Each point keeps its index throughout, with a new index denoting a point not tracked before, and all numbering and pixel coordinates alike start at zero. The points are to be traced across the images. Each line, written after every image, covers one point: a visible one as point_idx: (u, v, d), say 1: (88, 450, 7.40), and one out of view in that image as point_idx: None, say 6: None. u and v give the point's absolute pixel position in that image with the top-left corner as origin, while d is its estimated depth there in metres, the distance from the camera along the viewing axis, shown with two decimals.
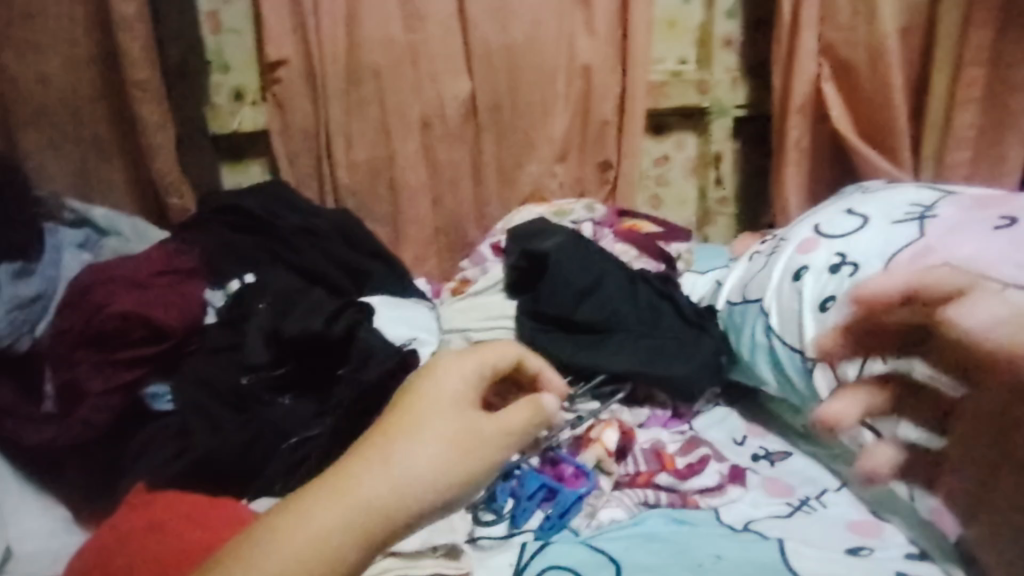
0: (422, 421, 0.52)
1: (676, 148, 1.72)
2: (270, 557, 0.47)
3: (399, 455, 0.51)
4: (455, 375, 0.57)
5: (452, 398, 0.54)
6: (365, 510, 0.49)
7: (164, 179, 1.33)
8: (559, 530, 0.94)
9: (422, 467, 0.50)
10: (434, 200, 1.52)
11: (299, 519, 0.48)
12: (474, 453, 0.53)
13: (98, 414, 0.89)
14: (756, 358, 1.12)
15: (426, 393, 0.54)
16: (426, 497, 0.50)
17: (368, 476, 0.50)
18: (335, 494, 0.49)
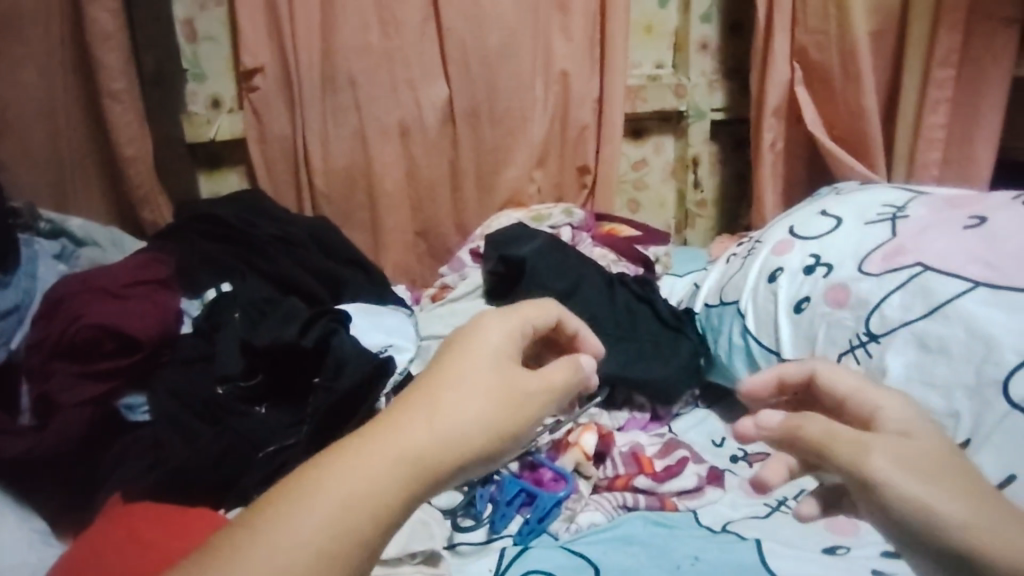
0: (465, 374, 0.50)
1: (653, 151, 1.74)
2: (312, 505, 0.43)
3: (445, 407, 0.48)
4: (494, 332, 0.54)
5: (494, 354, 0.52)
6: (412, 460, 0.45)
7: (140, 188, 1.33)
8: (539, 533, 0.95)
9: (468, 417, 0.48)
10: (413, 206, 1.52)
11: (341, 466, 0.45)
12: (519, 408, 0.50)
13: (74, 426, 0.87)
14: (734, 359, 1.13)
15: (466, 351, 0.52)
16: (473, 449, 0.47)
17: (413, 425, 0.47)
18: (381, 444, 0.46)
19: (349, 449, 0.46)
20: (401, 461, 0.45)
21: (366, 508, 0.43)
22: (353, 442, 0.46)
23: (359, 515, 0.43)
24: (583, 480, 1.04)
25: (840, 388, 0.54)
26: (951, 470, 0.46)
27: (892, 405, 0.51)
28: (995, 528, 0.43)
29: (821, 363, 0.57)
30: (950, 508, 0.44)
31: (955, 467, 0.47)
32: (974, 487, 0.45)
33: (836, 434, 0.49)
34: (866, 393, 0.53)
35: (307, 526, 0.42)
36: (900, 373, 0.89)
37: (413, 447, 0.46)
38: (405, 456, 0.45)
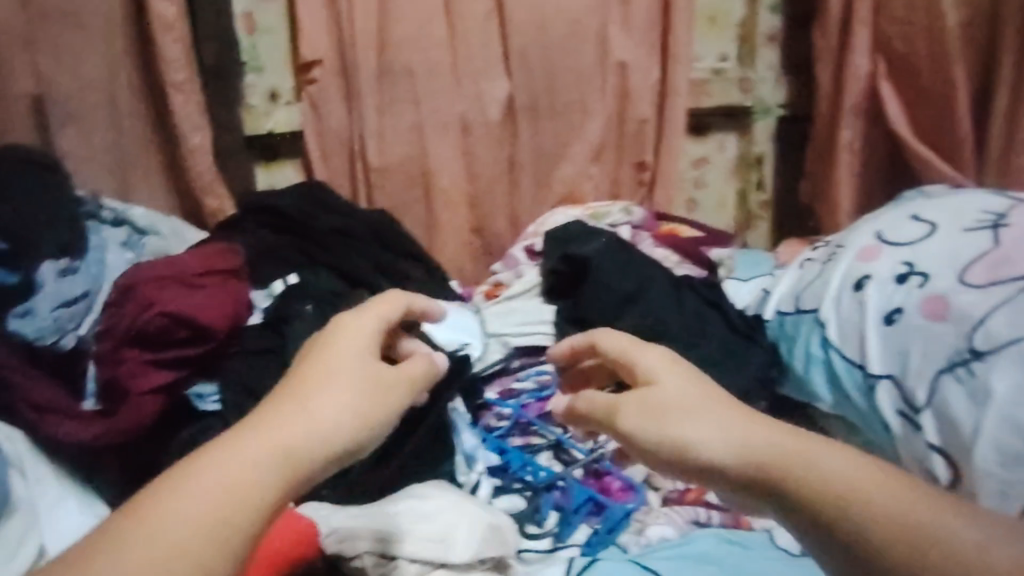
0: (330, 373, 0.60)
1: (715, 149, 1.67)
2: (193, 494, 0.50)
3: (318, 400, 0.58)
4: (351, 335, 0.65)
5: (349, 357, 0.63)
6: (288, 450, 0.54)
7: (201, 180, 1.31)
8: (607, 545, 0.92)
9: (337, 408, 0.58)
10: (472, 201, 1.48)
11: (219, 460, 0.53)
12: (379, 396, 0.61)
13: (143, 415, 0.87)
14: (812, 370, 1.14)
15: (332, 351, 0.63)
16: (340, 439, 0.57)
17: (288, 417, 0.57)
18: (256, 437, 0.54)
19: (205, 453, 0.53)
20: (258, 462, 0.53)
21: (220, 513, 0.50)
22: (210, 448, 0.54)
23: (211, 520, 0.50)
24: (651, 490, 1.01)
25: (610, 352, 0.74)
26: (706, 402, 0.63)
27: (643, 359, 0.70)
28: (733, 437, 0.60)
29: (598, 332, 0.77)
30: (703, 440, 0.60)
31: (699, 385, 0.66)
32: (721, 407, 0.63)
33: (596, 405, 0.70)
34: (630, 353, 0.72)
35: (192, 505, 0.50)
36: (1005, 397, 0.88)
37: (271, 446, 0.54)
38: (266, 457, 0.53)
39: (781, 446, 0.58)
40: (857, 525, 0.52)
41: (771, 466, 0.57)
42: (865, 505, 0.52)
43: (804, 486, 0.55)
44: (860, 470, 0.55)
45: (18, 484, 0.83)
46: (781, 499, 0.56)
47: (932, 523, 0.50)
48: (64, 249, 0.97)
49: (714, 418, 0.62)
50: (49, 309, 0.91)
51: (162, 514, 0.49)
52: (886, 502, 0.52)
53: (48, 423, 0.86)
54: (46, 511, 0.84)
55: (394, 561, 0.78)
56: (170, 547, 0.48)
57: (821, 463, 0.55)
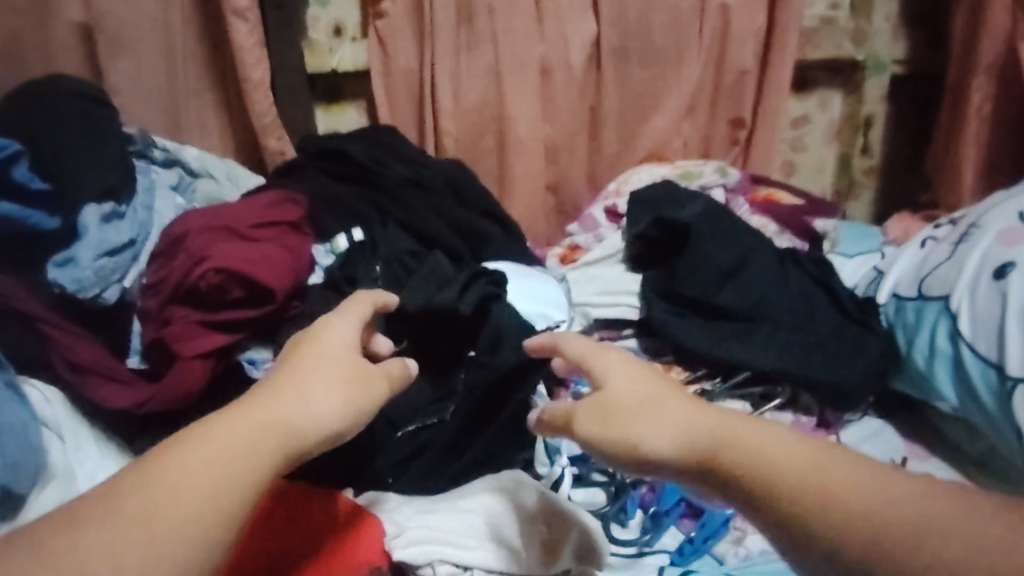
0: (312, 364, 0.63)
1: (818, 107, 1.50)
2: (187, 463, 0.53)
3: (303, 388, 0.61)
4: (331, 337, 0.66)
5: (331, 358, 0.64)
6: (275, 430, 0.57)
7: (259, 121, 1.20)
8: (701, 555, 0.82)
9: (320, 396, 0.60)
10: (548, 155, 1.35)
11: (209, 435, 0.55)
12: (362, 388, 0.63)
13: (193, 381, 0.77)
14: (934, 367, 0.99)
15: (314, 346, 0.65)
16: (324, 424, 0.60)
17: (277, 401, 0.59)
18: (245, 419, 0.57)
19: (183, 443, 0.55)
20: (239, 457, 0.55)
21: (201, 502, 0.52)
22: (192, 435, 0.55)
23: (196, 506, 0.51)
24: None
25: (576, 356, 0.72)
26: (656, 401, 0.66)
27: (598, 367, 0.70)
28: (682, 432, 0.63)
29: (560, 333, 0.75)
30: (648, 438, 0.63)
31: (652, 386, 0.67)
32: (671, 405, 0.65)
33: (558, 412, 0.70)
34: (592, 358, 0.71)
35: (187, 473, 0.53)
36: None
37: (257, 436, 0.56)
38: (251, 447, 0.55)
39: (728, 438, 0.61)
40: (797, 512, 0.55)
41: (718, 457, 0.60)
42: (809, 493, 0.55)
43: (753, 475, 0.58)
44: (804, 458, 0.58)
45: (55, 448, 0.76)
46: (735, 491, 0.59)
47: (887, 506, 0.53)
48: (111, 192, 0.87)
49: (665, 418, 0.64)
50: (92, 258, 0.80)
51: (142, 501, 0.51)
52: (834, 487, 0.55)
53: (89, 385, 0.79)
54: (86, 482, 0.76)
55: (470, 571, 0.70)
56: (154, 526, 0.50)
57: (764, 450, 0.59)
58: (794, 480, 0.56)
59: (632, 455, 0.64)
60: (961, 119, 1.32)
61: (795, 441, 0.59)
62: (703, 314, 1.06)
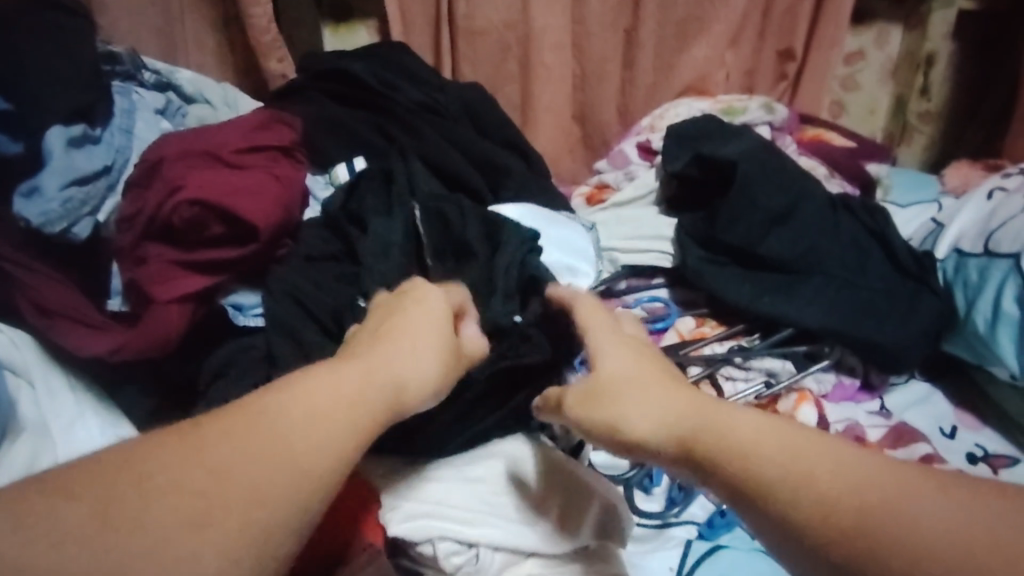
0: (417, 327, 0.59)
1: (875, 42, 1.35)
2: (305, 414, 0.50)
3: (411, 350, 0.57)
4: (435, 292, 0.63)
5: (436, 320, 0.60)
6: (388, 393, 0.54)
7: (258, 40, 1.09)
8: (732, 529, 0.74)
9: (427, 362, 0.58)
10: (576, 84, 1.23)
11: (323, 387, 0.52)
12: (456, 363, 0.61)
13: (169, 326, 0.70)
14: (997, 333, 0.89)
15: (416, 305, 0.61)
16: (424, 393, 0.57)
17: (389, 361, 0.56)
18: (357, 375, 0.54)
19: (303, 390, 0.51)
20: (355, 413, 0.52)
21: (334, 439, 0.50)
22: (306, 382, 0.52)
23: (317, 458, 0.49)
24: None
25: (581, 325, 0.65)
26: (652, 376, 0.58)
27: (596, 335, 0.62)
28: (669, 415, 0.55)
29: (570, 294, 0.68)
30: (639, 418, 0.56)
31: (648, 365, 0.59)
32: (656, 385, 0.57)
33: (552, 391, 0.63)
34: (591, 328, 0.64)
35: (309, 424, 0.49)
36: None
37: (372, 396, 0.53)
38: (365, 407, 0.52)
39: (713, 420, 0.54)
40: (777, 503, 0.48)
41: (698, 445, 0.53)
42: (789, 485, 0.48)
43: (727, 461, 0.51)
44: (785, 444, 0.51)
45: (25, 399, 0.69)
46: (716, 474, 0.52)
47: (858, 492, 0.47)
48: (81, 113, 0.79)
49: (657, 399, 0.56)
50: (59, 187, 0.72)
51: (273, 443, 0.48)
52: (813, 468, 0.49)
53: (59, 330, 0.72)
54: (61, 435, 0.69)
55: (475, 549, 0.64)
56: (281, 471, 0.47)
57: (745, 436, 0.52)
58: (771, 468, 0.50)
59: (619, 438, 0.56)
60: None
61: (773, 424, 0.52)
62: (745, 262, 0.97)
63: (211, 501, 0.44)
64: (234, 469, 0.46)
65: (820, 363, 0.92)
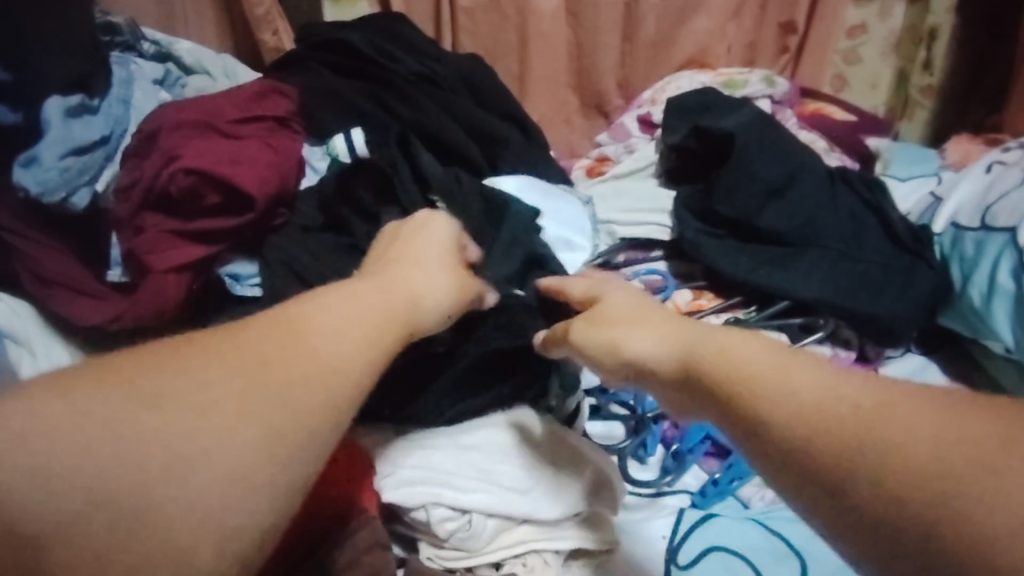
0: (421, 257, 0.61)
1: (878, 15, 1.34)
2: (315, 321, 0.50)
3: (418, 275, 0.59)
4: (440, 224, 0.65)
5: (439, 248, 0.63)
6: (400, 310, 0.55)
7: (256, 10, 1.08)
8: (725, 498, 0.75)
9: (435, 287, 0.59)
10: (576, 57, 1.23)
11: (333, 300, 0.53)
12: (462, 293, 0.62)
13: (167, 299, 0.72)
14: (992, 306, 0.89)
15: (419, 240, 0.63)
16: (431, 316, 0.58)
17: (398, 279, 0.58)
18: (366, 291, 0.55)
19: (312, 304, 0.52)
20: (368, 323, 0.52)
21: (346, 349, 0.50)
22: (315, 299, 0.52)
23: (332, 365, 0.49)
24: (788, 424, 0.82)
25: (579, 291, 0.66)
26: (647, 308, 0.60)
27: (599, 286, 0.65)
28: (667, 337, 0.56)
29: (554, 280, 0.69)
30: (638, 341, 0.57)
31: (648, 306, 0.61)
32: (656, 315, 0.59)
33: (554, 333, 0.65)
34: (595, 288, 0.65)
35: (323, 328, 0.50)
36: None
37: (381, 314, 0.54)
38: (377, 323, 0.53)
39: (703, 334, 0.54)
40: (758, 430, 0.47)
41: (695, 361, 0.53)
42: (778, 400, 0.47)
43: (725, 386, 0.50)
44: (790, 360, 0.49)
45: (26, 366, 0.72)
46: (712, 402, 0.51)
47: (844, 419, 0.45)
48: (80, 83, 0.79)
49: (653, 323, 0.58)
50: (56, 158, 0.73)
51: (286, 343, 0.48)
52: (794, 387, 0.47)
53: (57, 299, 0.74)
54: None
55: (468, 515, 0.65)
56: (287, 373, 0.47)
57: (741, 350, 0.51)
58: (762, 386, 0.48)
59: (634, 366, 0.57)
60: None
61: (771, 349, 0.51)
62: (741, 235, 0.97)
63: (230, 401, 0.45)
64: (241, 370, 0.46)
65: (815, 335, 0.92)
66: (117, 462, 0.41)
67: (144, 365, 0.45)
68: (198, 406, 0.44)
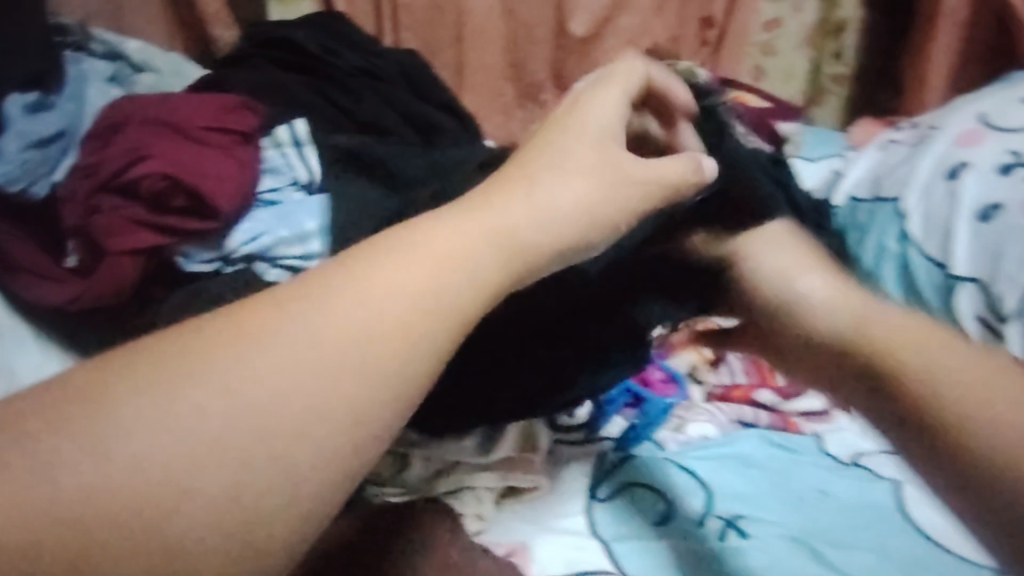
0: (544, 173, 0.53)
1: (792, 10, 1.43)
2: (385, 270, 0.44)
3: (539, 194, 0.52)
4: (579, 122, 0.57)
5: (569, 156, 0.55)
6: (503, 241, 0.48)
7: (204, 10, 1.14)
8: (642, 442, 0.84)
9: (561, 207, 0.52)
10: (510, 50, 1.31)
11: (419, 239, 0.46)
12: (606, 203, 0.54)
13: (123, 277, 0.77)
14: (882, 265, 0.98)
15: (552, 146, 0.55)
16: (556, 237, 0.51)
17: (510, 205, 0.50)
18: (464, 225, 0.48)
19: (391, 246, 0.46)
20: (458, 269, 0.46)
21: (418, 304, 0.43)
22: (394, 241, 0.46)
23: (399, 323, 0.43)
24: (767, 390, 0.92)
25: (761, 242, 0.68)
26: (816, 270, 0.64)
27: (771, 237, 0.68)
28: (837, 303, 0.59)
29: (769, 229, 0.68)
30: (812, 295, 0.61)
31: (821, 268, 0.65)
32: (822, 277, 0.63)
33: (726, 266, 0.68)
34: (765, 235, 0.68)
35: (398, 279, 0.44)
36: None
37: (482, 250, 0.47)
38: (471, 263, 0.46)
39: (857, 308, 0.58)
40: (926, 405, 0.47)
41: (856, 333, 0.56)
42: (927, 383, 0.48)
43: (874, 348, 0.53)
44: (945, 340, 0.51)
45: None
46: (852, 361, 0.55)
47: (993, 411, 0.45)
48: (37, 81, 0.87)
49: (819, 285, 0.62)
50: (18, 150, 0.80)
51: (357, 297, 0.43)
52: (933, 360, 0.49)
53: (21, 283, 0.80)
54: (26, 375, 0.77)
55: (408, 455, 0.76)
56: (349, 339, 0.41)
57: (902, 326, 0.53)
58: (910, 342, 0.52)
59: (793, 313, 0.62)
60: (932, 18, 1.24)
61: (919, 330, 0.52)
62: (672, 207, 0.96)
63: (284, 366, 0.40)
64: (301, 331, 0.41)
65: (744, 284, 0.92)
66: (164, 450, 0.37)
67: (205, 333, 0.41)
68: (251, 379, 0.39)
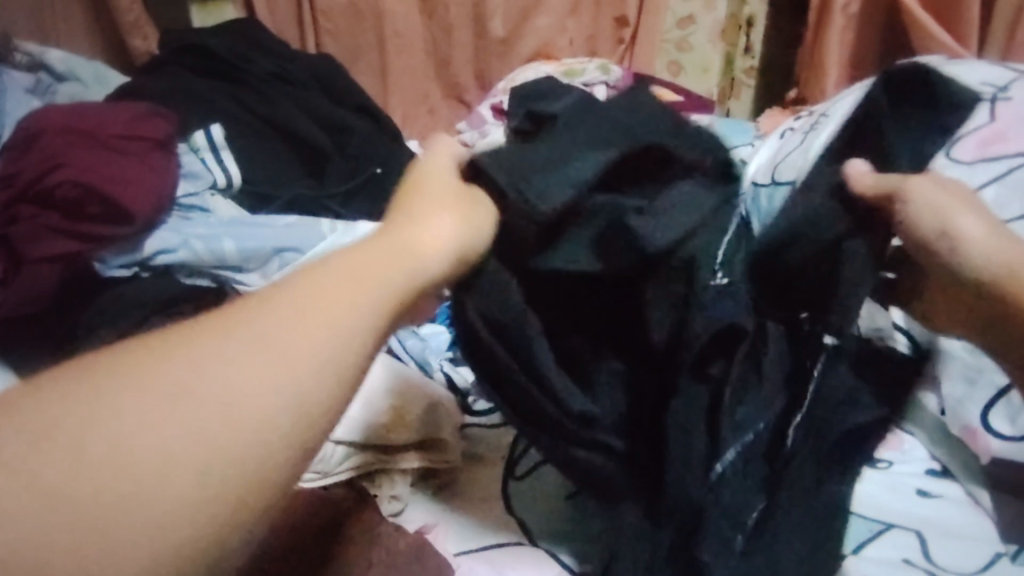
0: (417, 209, 0.51)
1: (702, 8, 1.49)
2: (297, 299, 0.43)
3: (416, 233, 0.49)
4: (436, 172, 0.55)
5: (436, 195, 0.53)
6: (398, 268, 0.46)
7: (125, 17, 1.15)
8: None
9: (438, 238, 0.50)
10: (429, 50, 1.35)
11: (318, 274, 0.44)
12: (468, 229, 0.52)
13: (42, 283, 0.79)
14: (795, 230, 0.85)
15: (419, 190, 0.54)
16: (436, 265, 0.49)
17: (400, 232, 0.49)
18: (362, 252, 0.46)
19: (292, 282, 0.44)
20: (364, 289, 0.44)
21: (325, 332, 0.42)
22: (296, 278, 0.44)
23: (303, 355, 0.40)
24: None
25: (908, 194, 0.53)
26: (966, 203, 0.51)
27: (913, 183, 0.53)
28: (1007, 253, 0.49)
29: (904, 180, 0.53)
30: (971, 239, 0.50)
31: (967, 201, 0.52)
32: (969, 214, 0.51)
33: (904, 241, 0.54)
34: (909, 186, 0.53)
35: (315, 308, 0.42)
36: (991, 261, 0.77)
37: (377, 276, 0.45)
38: (368, 292, 0.44)
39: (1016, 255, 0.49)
40: None
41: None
42: None
43: None
44: None
45: None
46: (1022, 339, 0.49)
47: None
48: None
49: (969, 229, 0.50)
50: None
51: (262, 324, 0.41)
52: None
53: None
54: None
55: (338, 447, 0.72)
56: (256, 370, 0.39)
57: None
58: None
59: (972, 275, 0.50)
60: (823, 16, 1.27)
61: None
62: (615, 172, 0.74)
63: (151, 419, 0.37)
64: (182, 376, 0.38)
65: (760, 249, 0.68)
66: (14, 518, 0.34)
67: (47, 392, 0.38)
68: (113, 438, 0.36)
